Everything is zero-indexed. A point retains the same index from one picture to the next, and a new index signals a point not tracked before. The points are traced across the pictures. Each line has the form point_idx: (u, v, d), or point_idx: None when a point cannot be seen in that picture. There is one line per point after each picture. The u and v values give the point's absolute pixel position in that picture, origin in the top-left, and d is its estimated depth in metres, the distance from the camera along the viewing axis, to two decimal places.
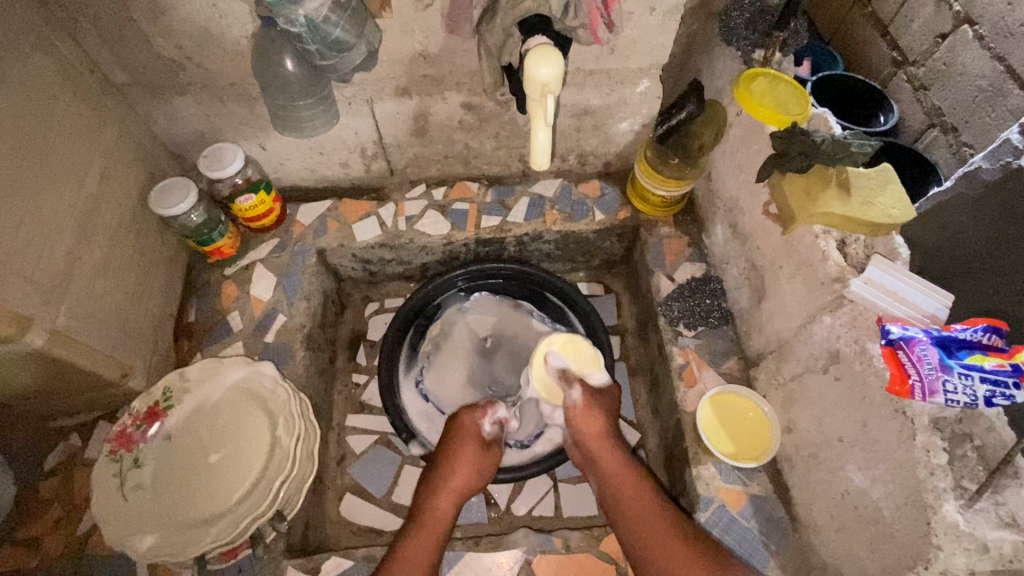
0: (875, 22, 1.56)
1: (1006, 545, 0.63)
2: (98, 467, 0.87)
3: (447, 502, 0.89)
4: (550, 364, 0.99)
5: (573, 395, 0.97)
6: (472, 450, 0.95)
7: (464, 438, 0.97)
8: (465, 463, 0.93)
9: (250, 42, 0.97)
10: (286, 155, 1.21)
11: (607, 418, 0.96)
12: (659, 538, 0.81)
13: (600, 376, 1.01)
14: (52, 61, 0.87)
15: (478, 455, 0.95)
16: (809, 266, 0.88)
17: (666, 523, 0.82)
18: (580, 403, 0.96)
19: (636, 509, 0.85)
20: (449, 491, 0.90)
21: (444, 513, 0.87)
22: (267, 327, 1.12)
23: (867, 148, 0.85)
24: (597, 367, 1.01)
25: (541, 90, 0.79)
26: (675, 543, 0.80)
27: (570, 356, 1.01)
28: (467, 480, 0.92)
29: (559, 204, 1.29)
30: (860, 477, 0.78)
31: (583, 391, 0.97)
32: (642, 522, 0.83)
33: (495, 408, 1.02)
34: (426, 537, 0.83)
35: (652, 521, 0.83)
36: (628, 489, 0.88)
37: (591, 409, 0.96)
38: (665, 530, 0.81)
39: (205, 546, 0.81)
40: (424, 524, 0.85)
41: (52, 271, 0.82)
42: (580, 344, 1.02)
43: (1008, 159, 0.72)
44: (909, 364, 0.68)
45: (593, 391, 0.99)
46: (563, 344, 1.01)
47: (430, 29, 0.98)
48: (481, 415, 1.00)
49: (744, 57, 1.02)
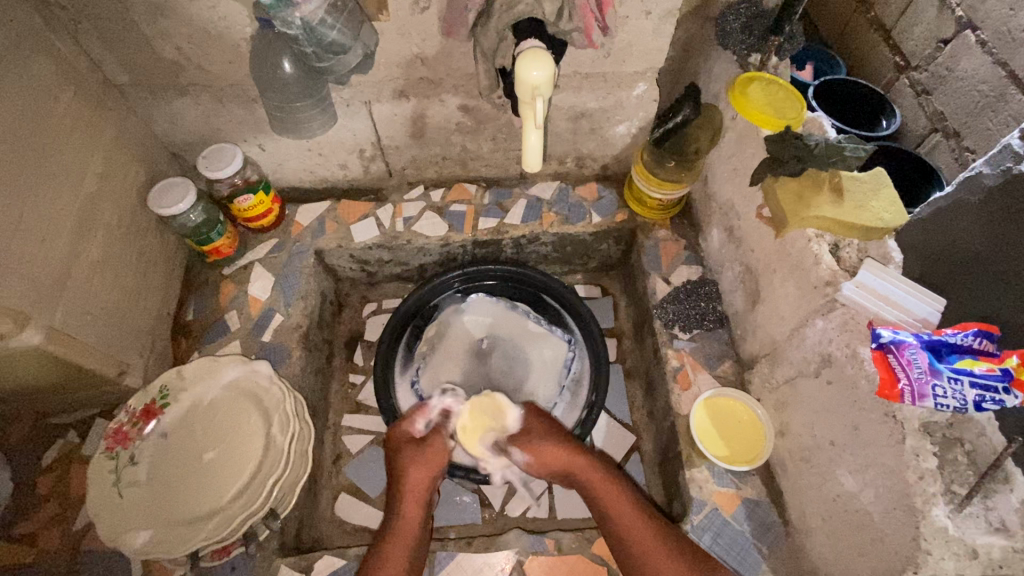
0: (878, 28, 1.57)
1: (995, 549, 0.63)
2: (93, 464, 0.87)
3: (413, 501, 0.86)
4: (482, 444, 0.98)
5: (515, 456, 0.93)
6: (413, 451, 0.91)
7: (400, 448, 0.93)
8: (416, 461, 0.90)
9: (248, 44, 0.98)
10: (284, 156, 1.22)
11: (558, 440, 0.92)
12: (642, 542, 0.80)
13: (515, 416, 0.99)
14: (53, 63, 0.89)
15: (422, 451, 0.91)
16: (801, 269, 0.88)
17: (646, 525, 0.82)
18: (524, 457, 0.92)
19: (614, 509, 0.84)
20: (411, 491, 0.86)
21: (411, 515, 0.84)
22: (264, 327, 1.12)
23: (860, 152, 0.87)
24: (507, 412, 0.99)
25: (530, 93, 0.79)
26: (659, 547, 0.79)
27: (482, 423, 0.98)
28: (422, 474, 0.88)
29: (556, 207, 1.30)
30: (851, 481, 0.78)
31: (516, 445, 0.94)
32: (622, 521, 0.83)
33: (428, 410, 0.99)
34: (401, 543, 0.82)
35: (635, 524, 0.82)
36: (604, 491, 0.86)
37: (535, 451, 0.91)
38: (645, 531, 0.81)
39: (197, 544, 0.81)
40: (396, 530, 0.83)
41: (50, 269, 0.83)
42: (481, 403, 1.00)
43: (1010, 164, 0.69)
44: (899, 367, 0.67)
45: (522, 435, 0.95)
46: (471, 421, 0.98)
47: (427, 32, 0.99)
48: (410, 424, 0.98)
49: (740, 61, 1.03)
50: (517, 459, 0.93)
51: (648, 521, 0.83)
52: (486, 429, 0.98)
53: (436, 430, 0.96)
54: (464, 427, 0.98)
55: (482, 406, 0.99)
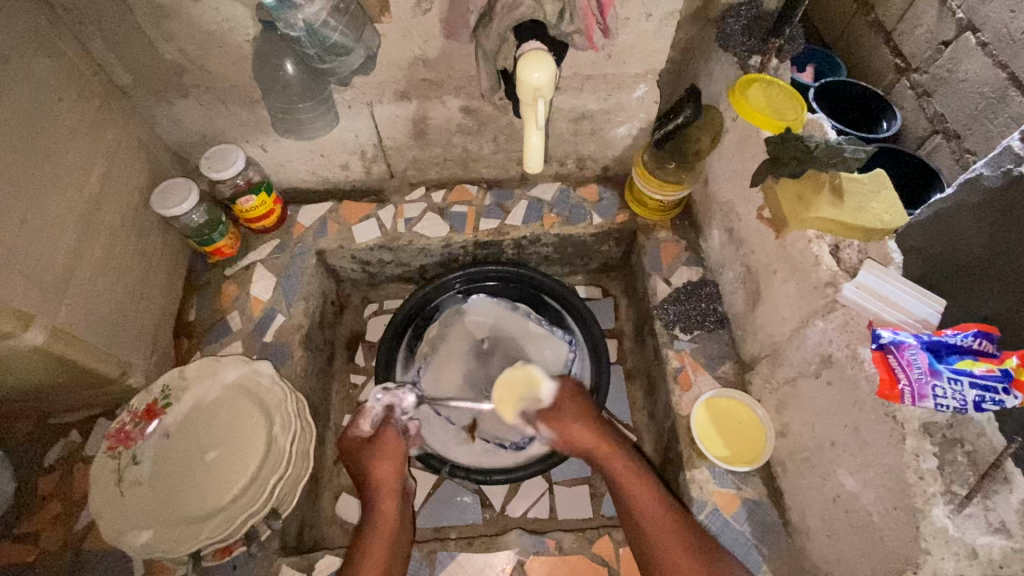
0: (879, 30, 1.57)
1: (995, 550, 0.63)
2: (97, 463, 0.88)
3: (387, 498, 0.84)
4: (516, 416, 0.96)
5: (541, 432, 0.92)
6: (370, 450, 0.88)
7: (358, 444, 0.89)
8: (381, 458, 0.87)
9: (251, 46, 0.98)
10: (287, 157, 1.23)
11: (586, 424, 0.89)
12: (659, 535, 0.79)
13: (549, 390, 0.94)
14: (57, 64, 0.89)
15: (381, 448, 0.88)
16: (801, 270, 0.88)
17: (666, 519, 0.80)
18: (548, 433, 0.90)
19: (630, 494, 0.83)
20: (382, 487, 0.85)
21: (389, 511, 0.83)
22: (266, 327, 1.13)
23: (860, 153, 0.86)
24: (542, 385, 0.94)
25: (532, 94, 0.80)
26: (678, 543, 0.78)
27: (517, 394, 0.95)
28: (391, 470, 0.86)
29: (557, 208, 1.30)
30: (851, 482, 0.78)
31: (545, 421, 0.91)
32: (639, 506, 0.82)
33: (368, 409, 0.92)
34: (383, 540, 0.80)
35: (655, 518, 0.80)
36: (631, 482, 0.84)
37: (564, 429, 0.89)
38: (660, 516, 0.80)
39: (200, 542, 0.82)
40: (372, 528, 0.81)
41: (53, 269, 0.83)
42: (517, 375, 0.97)
43: (1010, 166, 0.70)
44: (898, 368, 0.68)
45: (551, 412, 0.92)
46: (507, 391, 0.97)
47: (429, 34, 0.99)
48: (357, 423, 0.91)
49: (740, 63, 1.03)
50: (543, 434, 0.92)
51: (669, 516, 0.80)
52: (520, 400, 0.95)
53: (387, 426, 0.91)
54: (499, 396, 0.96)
55: (518, 377, 0.96)
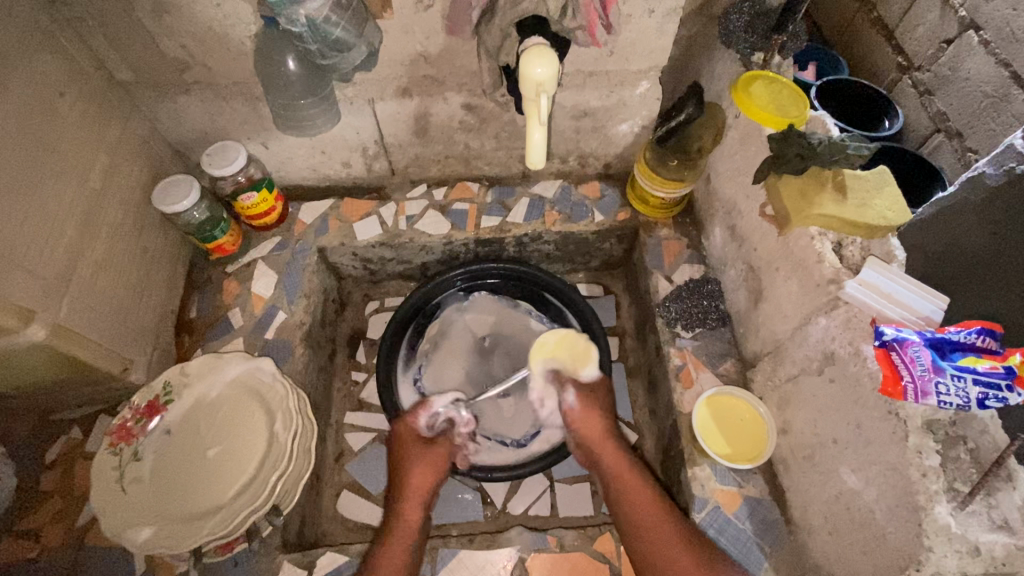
0: (881, 28, 1.57)
1: (999, 547, 0.63)
2: (98, 459, 0.88)
3: (416, 502, 0.87)
4: (544, 366, 1.02)
5: (567, 396, 0.99)
6: (416, 451, 0.92)
7: (407, 445, 0.94)
8: (422, 464, 0.91)
9: (253, 42, 0.98)
10: (288, 154, 1.22)
11: (606, 417, 0.97)
12: (653, 530, 0.80)
13: (591, 372, 1.03)
14: (58, 59, 0.89)
15: (425, 451, 0.93)
16: (804, 268, 0.88)
17: (662, 514, 0.82)
18: (575, 401, 0.98)
19: (635, 498, 0.85)
20: (415, 492, 0.87)
21: (415, 515, 0.85)
22: (267, 324, 1.13)
23: (863, 151, 0.86)
24: (589, 363, 1.02)
25: (535, 90, 0.79)
26: (671, 537, 0.79)
27: (563, 353, 1.02)
28: (428, 475, 0.90)
29: (559, 205, 1.30)
30: (853, 479, 0.78)
31: (575, 391, 1.00)
32: (641, 509, 0.83)
33: (432, 404, 0.99)
34: (401, 543, 0.82)
35: (651, 514, 0.82)
36: (629, 481, 0.87)
37: (588, 409, 0.97)
38: (662, 520, 0.81)
39: (201, 539, 0.82)
40: (395, 531, 0.83)
41: (54, 265, 0.83)
42: (573, 339, 1.03)
43: (1012, 165, 0.69)
44: (902, 365, 0.68)
45: (586, 389, 1.00)
46: (554, 344, 1.03)
47: (431, 30, 0.99)
48: (415, 420, 0.97)
49: (743, 59, 1.03)
50: (567, 400, 0.99)
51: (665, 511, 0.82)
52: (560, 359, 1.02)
53: (444, 431, 0.98)
54: (543, 343, 1.03)
55: (574, 342, 1.02)
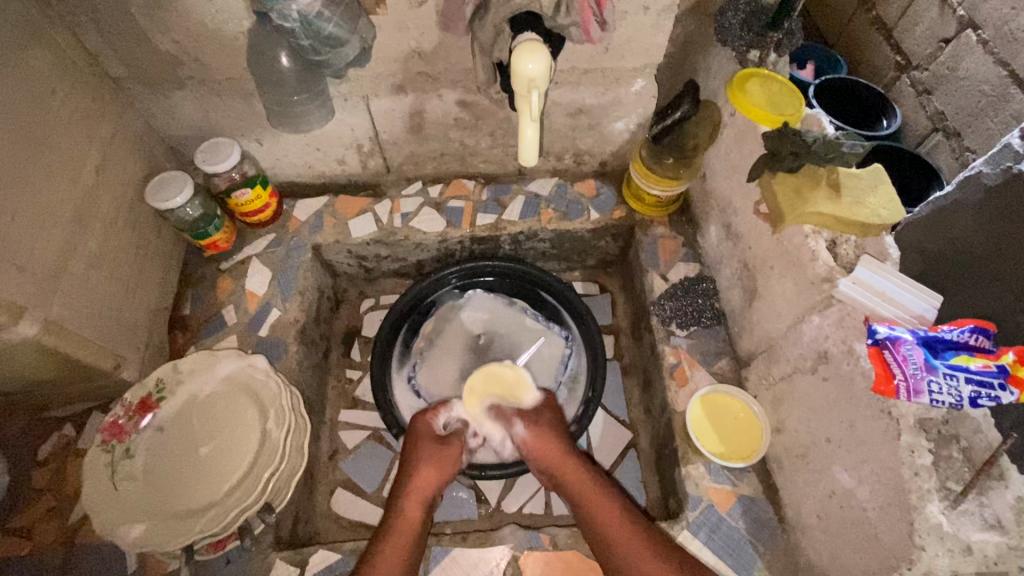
0: (879, 27, 1.56)
1: (990, 546, 0.63)
2: (90, 457, 0.87)
3: (417, 499, 0.87)
4: (481, 403, 1.03)
5: (517, 428, 0.98)
6: (430, 448, 0.93)
7: (419, 442, 0.95)
8: (431, 459, 0.92)
9: (246, 38, 0.98)
10: (283, 151, 1.22)
11: (562, 438, 0.96)
12: (620, 537, 0.80)
13: (532, 398, 1.04)
14: (51, 55, 0.89)
15: (437, 451, 0.93)
16: (798, 265, 0.87)
17: (634, 527, 0.81)
18: (525, 431, 0.97)
19: (603, 517, 0.83)
20: (417, 488, 0.87)
21: (414, 513, 0.85)
22: (261, 321, 1.13)
23: (857, 149, 0.88)
24: (525, 391, 1.04)
25: (527, 86, 0.79)
26: (644, 546, 0.78)
27: (494, 387, 1.05)
28: (434, 476, 0.90)
29: (554, 203, 1.30)
30: (846, 478, 0.78)
31: (521, 419, 0.99)
32: (610, 525, 0.82)
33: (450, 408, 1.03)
34: (403, 539, 0.81)
35: (616, 521, 0.82)
36: (592, 492, 0.88)
37: (538, 436, 0.96)
38: (630, 535, 0.80)
39: (193, 536, 0.81)
40: (396, 529, 0.82)
41: (45, 261, 0.82)
42: (501, 373, 1.06)
43: (1010, 163, 0.69)
44: (894, 364, 0.67)
45: (532, 416, 0.99)
46: (482, 382, 1.04)
47: (425, 26, 0.98)
48: (433, 416, 1.01)
49: (738, 57, 1.03)
50: (517, 431, 0.98)
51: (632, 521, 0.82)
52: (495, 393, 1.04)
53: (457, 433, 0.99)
54: (473, 385, 1.04)
55: (503, 373, 1.06)
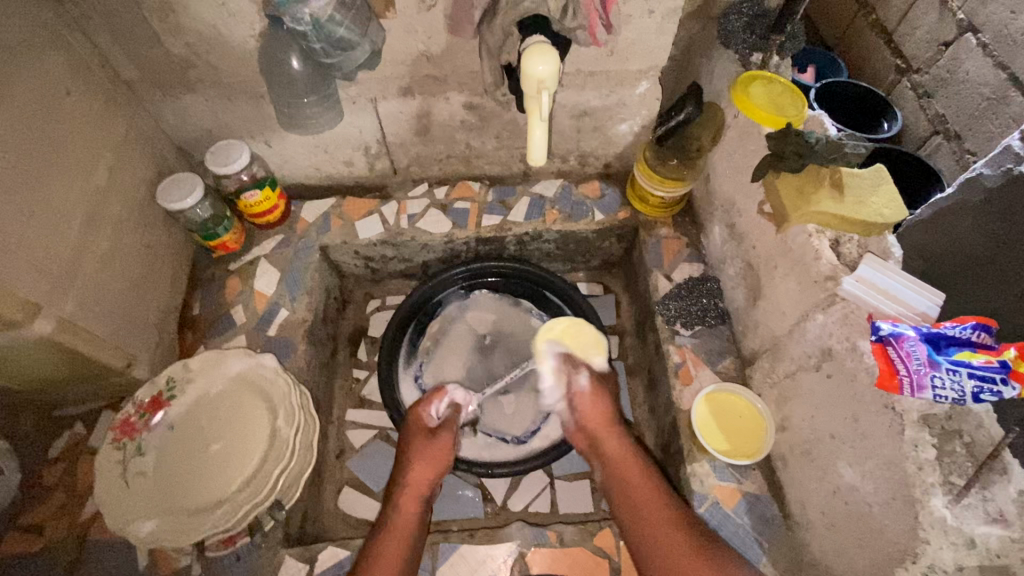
0: (880, 31, 1.58)
1: (993, 539, 0.63)
2: (102, 454, 0.89)
3: (413, 497, 0.86)
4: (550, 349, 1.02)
5: (579, 379, 0.98)
6: (422, 444, 0.91)
7: (411, 437, 0.93)
8: (420, 459, 0.90)
9: (256, 42, 1.00)
10: (292, 153, 1.24)
11: (614, 405, 0.95)
12: (656, 515, 0.81)
13: (602, 360, 1.02)
14: (66, 58, 0.90)
15: (430, 446, 0.91)
16: (802, 265, 0.89)
17: (666, 507, 0.81)
18: (587, 385, 0.97)
19: (641, 497, 0.83)
20: (412, 489, 0.87)
21: (409, 511, 0.84)
22: (270, 321, 1.14)
23: (859, 150, 0.89)
24: (599, 352, 1.02)
25: (536, 87, 0.81)
26: (671, 530, 0.79)
27: (568, 338, 1.03)
28: (426, 475, 0.88)
29: (559, 204, 1.31)
30: (850, 473, 0.79)
31: (588, 375, 0.98)
32: (646, 506, 0.82)
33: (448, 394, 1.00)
34: (401, 536, 0.81)
35: (653, 500, 0.82)
36: (634, 471, 0.87)
37: (598, 394, 0.95)
38: (662, 515, 0.81)
39: (205, 532, 0.82)
40: (395, 523, 0.83)
41: (60, 261, 0.84)
42: (579, 328, 1.04)
43: (1010, 165, 0.70)
44: (897, 360, 0.69)
45: (598, 376, 0.99)
46: (561, 329, 1.04)
47: (433, 29, 1.00)
48: (426, 408, 0.97)
49: (741, 60, 1.04)
50: (579, 384, 0.97)
51: (666, 502, 0.82)
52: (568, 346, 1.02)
53: (450, 421, 0.96)
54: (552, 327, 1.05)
55: (582, 329, 1.04)
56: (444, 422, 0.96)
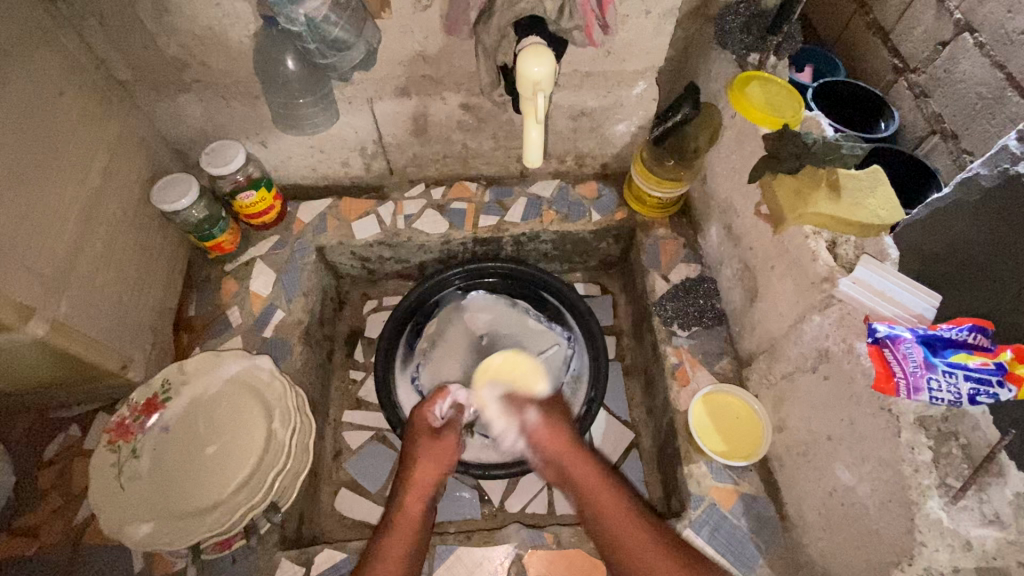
0: (877, 30, 1.58)
1: (989, 542, 0.63)
2: (97, 458, 0.88)
3: (417, 495, 0.84)
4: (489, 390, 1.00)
5: (528, 414, 0.92)
6: (427, 442, 0.90)
7: (416, 436, 0.92)
8: (424, 458, 0.88)
9: (252, 42, 0.99)
10: (288, 153, 1.23)
11: (571, 430, 0.90)
12: (628, 540, 0.75)
13: (544, 389, 0.99)
14: (60, 59, 0.90)
15: (436, 445, 0.90)
16: (799, 266, 0.89)
17: (641, 529, 0.76)
18: (537, 418, 0.91)
19: (611, 517, 0.78)
20: (417, 487, 0.85)
21: (414, 508, 0.83)
22: (266, 322, 1.13)
23: (856, 150, 0.89)
24: (538, 382, 1.00)
25: (532, 89, 0.80)
26: (651, 551, 0.74)
27: (506, 371, 1.03)
28: (431, 473, 0.87)
29: (556, 205, 1.31)
30: (847, 475, 0.79)
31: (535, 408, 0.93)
32: (618, 529, 0.76)
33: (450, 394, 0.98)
34: (405, 536, 0.80)
35: (623, 521, 0.77)
36: (600, 493, 0.80)
37: (551, 424, 0.90)
38: (638, 535, 0.75)
39: (200, 535, 0.82)
40: (396, 524, 0.81)
41: (54, 263, 0.83)
42: (521, 362, 1.05)
43: (1008, 165, 0.70)
44: (894, 362, 0.68)
45: (547, 406, 0.94)
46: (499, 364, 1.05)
47: (430, 29, 0.99)
48: (431, 408, 0.96)
49: (738, 60, 1.04)
50: (528, 418, 0.92)
51: (642, 522, 0.77)
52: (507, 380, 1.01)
53: (453, 421, 0.95)
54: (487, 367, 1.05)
55: (522, 363, 1.05)
56: (448, 422, 0.95)
